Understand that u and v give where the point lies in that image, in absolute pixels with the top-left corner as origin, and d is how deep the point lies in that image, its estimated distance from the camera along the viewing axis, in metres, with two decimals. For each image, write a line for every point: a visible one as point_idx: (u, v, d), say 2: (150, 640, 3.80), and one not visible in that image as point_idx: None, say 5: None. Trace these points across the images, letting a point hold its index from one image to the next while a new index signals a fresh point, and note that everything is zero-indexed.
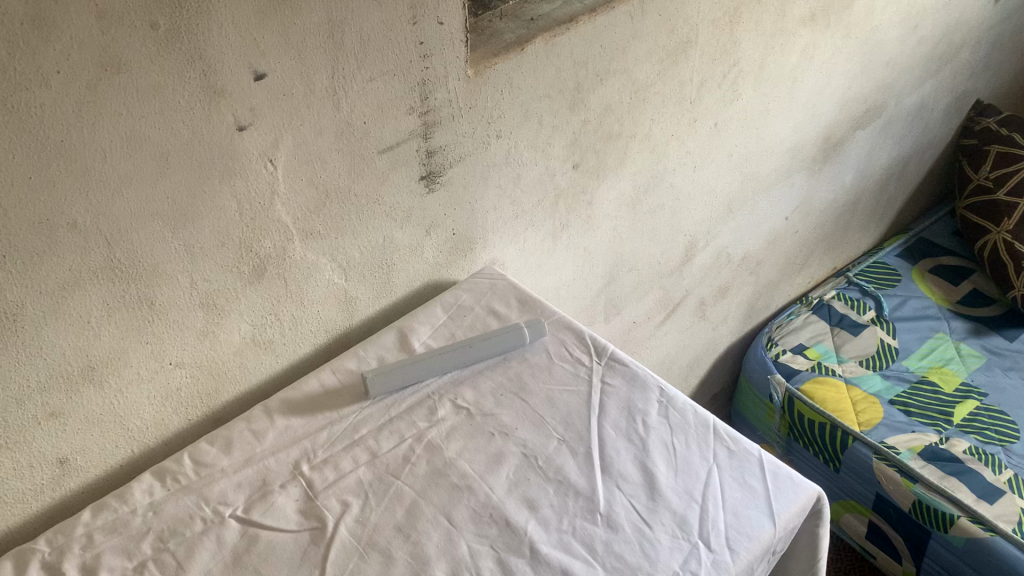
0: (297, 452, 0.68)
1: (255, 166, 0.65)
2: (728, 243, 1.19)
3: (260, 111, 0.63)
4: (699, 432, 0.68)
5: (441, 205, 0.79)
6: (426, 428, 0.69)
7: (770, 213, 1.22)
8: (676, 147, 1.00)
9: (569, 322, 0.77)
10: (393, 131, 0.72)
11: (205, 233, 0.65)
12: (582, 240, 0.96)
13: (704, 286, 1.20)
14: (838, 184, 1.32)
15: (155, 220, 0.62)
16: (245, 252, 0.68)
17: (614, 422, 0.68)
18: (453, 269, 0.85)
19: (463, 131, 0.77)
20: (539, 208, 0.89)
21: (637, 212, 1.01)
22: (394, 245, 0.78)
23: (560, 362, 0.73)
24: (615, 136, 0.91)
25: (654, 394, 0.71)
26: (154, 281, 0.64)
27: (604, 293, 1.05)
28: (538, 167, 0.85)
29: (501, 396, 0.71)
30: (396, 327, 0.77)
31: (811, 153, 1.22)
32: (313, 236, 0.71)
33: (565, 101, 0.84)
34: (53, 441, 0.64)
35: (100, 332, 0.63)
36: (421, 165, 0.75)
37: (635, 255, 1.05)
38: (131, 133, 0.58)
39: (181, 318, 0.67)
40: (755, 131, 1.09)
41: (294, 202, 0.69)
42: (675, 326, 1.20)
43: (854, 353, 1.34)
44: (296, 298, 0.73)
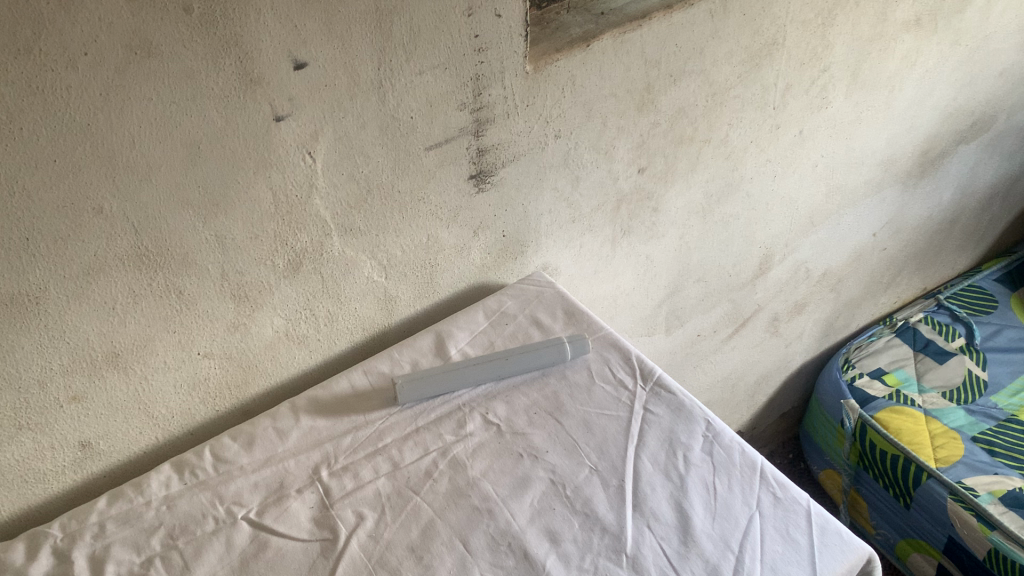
0: (318, 455, 0.65)
1: (293, 158, 0.62)
2: (807, 257, 1.11)
3: (299, 102, 0.60)
4: (744, 474, 0.62)
5: (491, 206, 0.75)
6: (452, 443, 0.65)
7: (856, 227, 1.14)
8: (755, 154, 0.93)
9: (616, 340, 0.72)
10: (443, 126, 0.68)
11: (237, 223, 0.62)
12: (644, 248, 0.91)
13: (778, 302, 1.13)
14: (935, 201, 1.23)
15: (185, 210, 0.60)
16: (279, 245, 0.65)
17: (652, 455, 0.64)
18: (502, 272, 0.81)
19: (519, 129, 0.72)
20: (598, 213, 0.84)
21: (708, 221, 0.95)
22: (439, 245, 0.74)
23: (601, 383, 0.69)
24: (687, 140, 0.85)
25: (699, 427, 0.66)
26: (183, 270, 0.62)
27: (667, 303, 0.99)
28: (600, 169, 0.81)
29: (535, 415, 0.67)
30: (434, 330, 0.74)
31: (906, 166, 1.13)
32: (352, 232, 0.69)
33: (634, 102, 0.78)
34: (75, 425, 0.64)
35: (127, 319, 0.62)
36: (471, 163, 0.72)
37: (704, 265, 0.99)
38: (161, 119, 0.55)
39: (210, 309, 0.65)
40: (843, 140, 1.01)
41: (333, 196, 0.66)
42: (743, 341, 1.14)
43: (937, 383, 1.25)
44: (332, 294, 0.71)
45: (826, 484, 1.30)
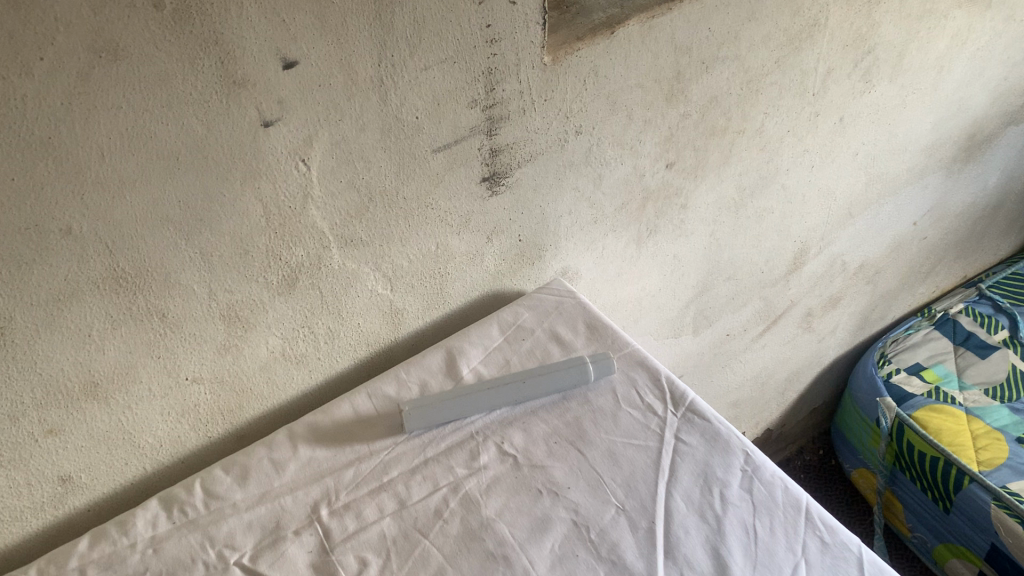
0: (318, 491, 0.59)
1: (285, 166, 0.56)
2: (844, 250, 1.04)
3: (290, 104, 0.53)
4: (787, 516, 0.56)
5: (506, 209, 0.69)
6: (464, 477, 0.59)
7: (896, 217, 1.07)
8: (792, 144, 0.86)
9: (644, 358, 0.66)
10: (451, 126, 0.61)
11: (225, 239, 0.56)
12: (672, 248, 0.84)
13: (812, 297, 1.06)
14: (980, 186, 1.15)
15: (165, 227, 0.53)
16: (272, 260, 0.59)
17: (685, 492, 0.58)
18: (519, 279, 0.75)
19: (536, 126, 0.66)
20: (622, 213, 0.77)
21: (740, 216, 0.87)
22: (449, 253, 0.68)
23: (628, 408, 0.63)
24: (720, 131, 0.78)
25: (737, 460, 0.59)
26: (165, 291, 0.56)
27: (695, 303, 0.92)
28: (624, 166, 0.74)
29: (555, 445, 0.61)
30: (444, 346, 0.68)
31: (951, 151, 1.05)
32: (353, 243, 0.62)
33: (662, 92, 0.71)
34: (52, 459, 0.58)
35: (105, 346, 0.56)
36: (483, 165, 0.65)
37: (735, 263, 0.92)
38: (133, 129, 0.49)
39: (198, 331, 0.59)
40: (886, 126, 0.94)
41: (331, 206, 0.59)
42: (775, 338, 1.07)
43: (979, 379, 1.18)
44: (332, 310, 0.65)
45: (859, 484, 1.24)
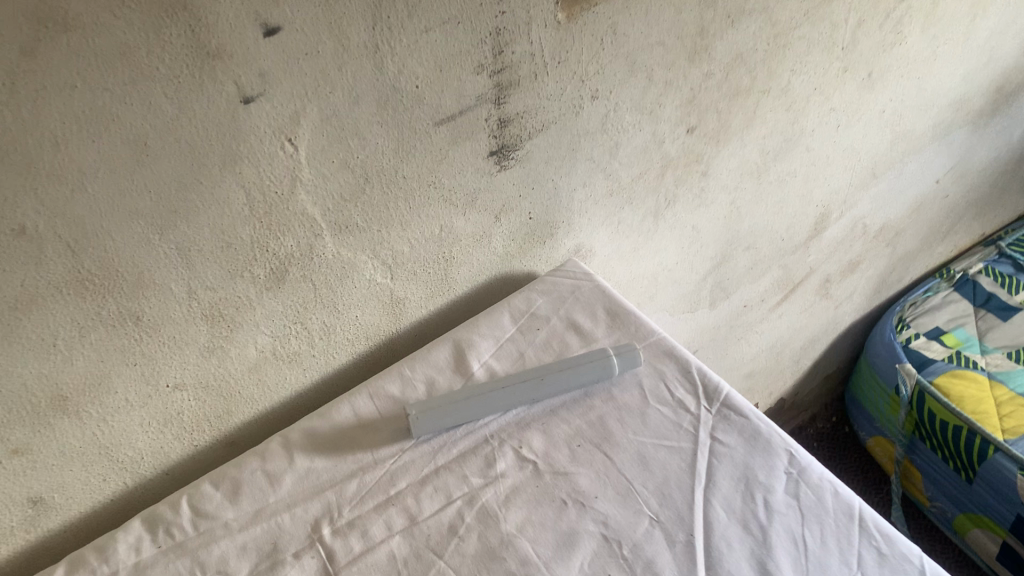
0: (318, 507, 0.53)
1: (269, 147, 0.49)
2: (865, 213, 0.98)
3: (273, 77, 0.46)
4: (839, 524, 0.51)
5: (515, 185, 0.62)
6: (480, 487, 0.54)
7: (919, 175, 1.01)
8: (819, 103, 0.79)
9: (672, 348, 0.60)
10: (456, 96, 0.54)
11: (204, 232, 0.49)
12: (691, 218, 0.78)
13: (831, 263, 1.01)
14: (1005, 140, 1.09)
15: (135, 221, 0.46)
16: (257, 252, 0.52)
17: (726, 500, 0.52)
18: (529, 259, 0.68)
19: (548, 92, 0.59)
20: (640, 182, 0.71)
21: (762, 182, 0.81)
22: (453, 235, 0.62)
23: (657, 405, 0.57)
24: (744, 92, 0.71)
25: (780, 462, 0.54)
26: (139, 292, 0.49)
27: (712, 275, 0.86)
28: (642, 133, 0.67)
29: (579, 448, 0.55)
30: (451, 338, 0.62)
31: (979, 104, 0.99)
32: (348, 230, 0.56)
33: (684, 51, 0.64)
34: (19, 481, 0.51)
35: (73, 356, 0.49)
36: (491, 138, 0.58)
37: (755, 231, 0.86)
38: (92, 111, 0.42)
39: (178, 334, 0.53)
40: (915, 81, 0.87)
41: (323, 189, 0.53)
42: (792, 307, 1.02)
43: (1001, 342, 1.12)
44: (327, 303, 0.58)
45: (875, 453, 1.20)
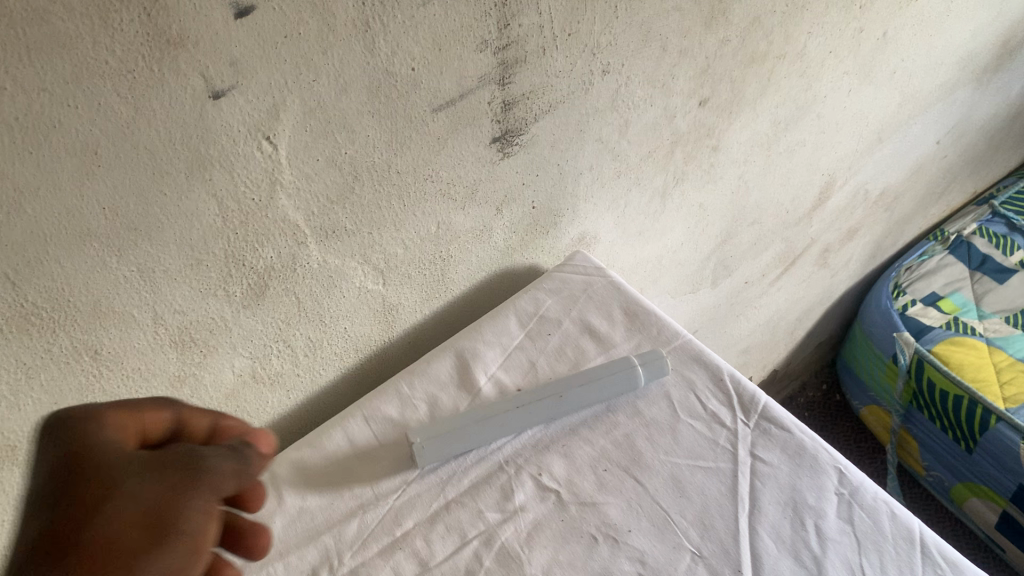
0: (315, 554, 0.47)
1: (244, 149, 0.41)
2: (868, 178, 0.93)
3: (246, 67, 0.38)
4: (899, 552, 0.46)
5: (518, 172, 0.55)
6: (498, 524, 0.47)
7: (922, 137, 0.95)
8: (833, 66, 0.73)
9: (700, 354, 0.55)
10: (456, 77, 0.47)
11: (170, 250, 0.42)
12: (698, 196, 0.71)
13: (831, 232, 0.95)
14: (1004, 96, 1.04)
15: (87, 244, 0.38)
16: (233, 267, 0.45)
17: (774, 529, 0.46)
18: (531, 252, 0.62)
19: (557, 68, 0.52)
20: (649, 161, 0.64)
21: (771, 154, 0.75)
22: (452, 232, 0.55)
23: (688, 419, 0.51)
24: (759, 58, 0.65)
25: (829, 482, 0.49)
26: (95, 324, 0.41)
27: (716, 254, 0.80)
28: (653, 108, 0.60)
29: (605, 473, 0.49)
30: (454, 348, 0.56)
31: (984, 60, 0.93)
32: (336, 235, 0.48)
33: (701, 16, 0.57)
34: None
35: (21, 402, 0.41)
36: (495, 123, 0.51)
37: (761, 205, 0.80)
38: (28, 118, 0.33)
39: (144, 365, 0.45)
40: (927, 39, 0.81)
41: (307, 192, 0.45)
42: (791, 280, 0.97)
43: (998, 307, 1.09)
44: (313, 317, 0.51)
45: (869, 422, 1.17)
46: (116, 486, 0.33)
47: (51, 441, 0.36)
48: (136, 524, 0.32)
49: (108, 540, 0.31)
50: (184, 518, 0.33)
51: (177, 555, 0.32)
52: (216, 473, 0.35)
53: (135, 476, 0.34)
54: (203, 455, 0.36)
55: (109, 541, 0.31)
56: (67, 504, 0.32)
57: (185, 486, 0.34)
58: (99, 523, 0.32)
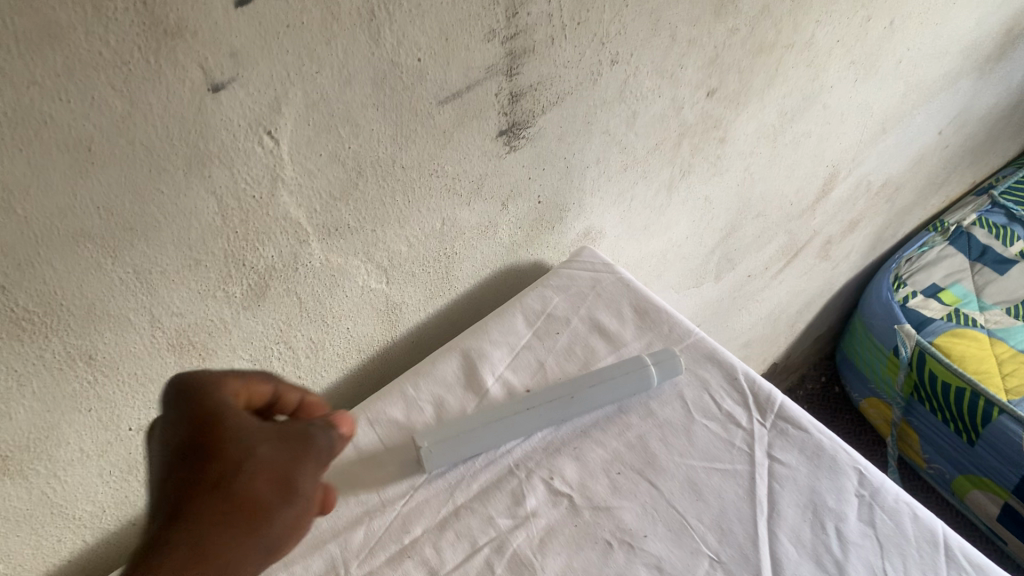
0: (320, 563, 0.45)
1: (245, 144, 0.39)
2: (871, 169, 0.92)
3: (247, 58, 0.36)
4: (923, 555, 0.44)
5: (525, 166, 0.54)
6: (509, 530, 0.45)
7: (924, 127, 0.94)
8: (840, 56, 0.71)
9: (713, 352, 0.54)
10: (463, 67, 0.45)
11: (168, 250, 0.40)
12: (703, 189, 0.70)
13: (833, 224, 0.94)
14: (1006, 85, 1.03)
15: (81, 244, 0.36)
16: (233, 267, 0.43)
17: (794, 532, 0.45)
18: (537, 247, 0.60)
19: (566, 59, 0.50)
20: (656, 154, 0.62)
21: (777, 145, 0.74)
22: (457, 229, 0.53)
23: (703, 420, 0.50)
24: (768, 48, 0.63)
25: (849, 483, 0.47)
26: (90, 328, 0.40)
27: (721, 248, 0.79)
28: (661, 99, 0.59)
29: (618, 476, 0.48)
30: (460, 348, 0.54)
31: (988, 49, 0.92)
32: (339, 232, 0.47)
33: (711, 5, 0.56)
34: None
35: (12, 410, 0.39)
36: (502, 115, 0.49)
37: (765, 197, 0.79)
38: (18, 112, 0.31)
39: (141, 370, 0.43)
40: (933, 28, 0.80)
41: (310, 188, 0.43)
42: (793, 273, 0.96)
43: (999, 298, 1.09)
44: (315, 317, 0.49)
45: (869, 414, 1.16)
46: (239, 451, 0.35)
47: (169, 401, 0.38)
48: (261, 487, 0.35)
49: (239, 502, 0.34)
50: (299, 487, 0.36)
51: (292, 516, 0.36)
52: (323, 445, 0.38)
53: (256, 440, 0.36)
54: (310, 428, 0.38)
55: (240, 503, 0.34)
56: (197, 464, 0.35)
57: (299, 457, 0.37)
58: (232, 484, 0.35)
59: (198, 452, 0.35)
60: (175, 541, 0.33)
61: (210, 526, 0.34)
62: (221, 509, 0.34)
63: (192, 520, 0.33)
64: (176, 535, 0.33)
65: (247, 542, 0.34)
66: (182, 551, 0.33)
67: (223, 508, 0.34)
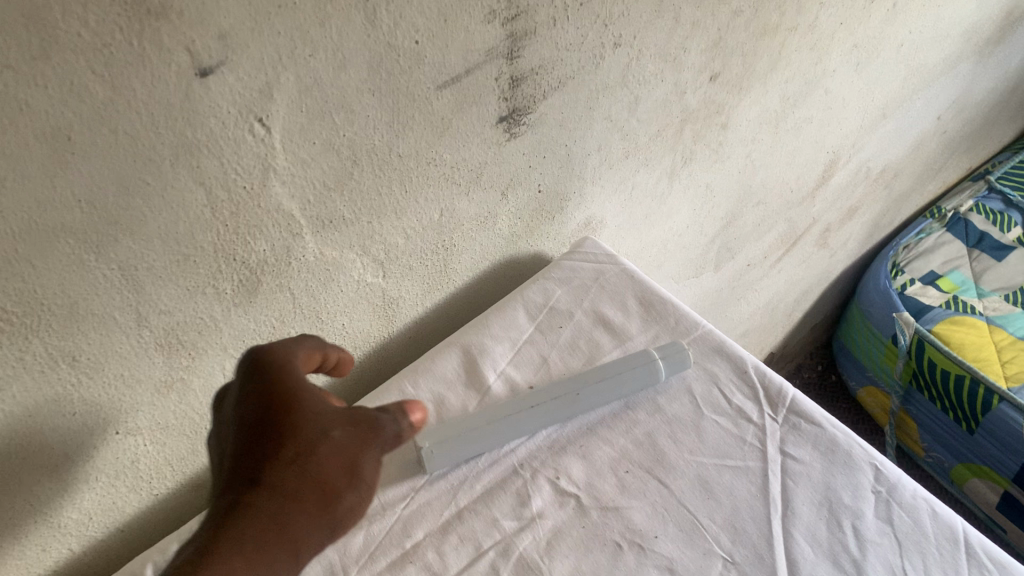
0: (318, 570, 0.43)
1: (235, 132, 0.37)
2: (871, 155, 0.90)
3: (237, 41, 0.34)
4: (943, 552, 0.43)
5: (525, 154, 0.52)
6: (515, 533, 0.44)
7: (923, 112, 0.93)
8: (843, 39, 0.70)
9: (722, 345, 0.52)
10: (463, 51, 0.43)
11: (154, 244, 0.38)
12: (705, 176, 0.68)
13: (832, 212, 0.93)
14: (1003, 69, 1.02)
15: (62, 239, 0.34)
16: (223, 262, 0.41)
17: (809, 531, 0.43)
18: (536, 238, 0.58)
19: (568, 41, 0.48)
20: (657, 141, 0.61)
21: (779, 131, 0.72)
22: (455, 220, 0.51)
23: (713, 415, 0.48)
24: (771, 30, 0.61)
25: (865, 479, 0.45)
26: (73, 327, 0.37)
27: (721, 236, 0.78)
28: (664, 84, 0.57)
29: (626, 475, 0.46)
30: (460, 343, 0.53)
31: (988, 32, 0.91)
32: (333, 225, 0.45)
33: None
34: None
35: None
36: (502, 101, 0.47)
37: (766, 185, 0.77)
38: None
39: (128, 371, 0.41)
40: (935, 10, 0.78)
41: (304, 178, 0.41)
42: (791, 261, 0.94)
43: (997, 285, 1.07)
44: (309, 314, 0.47)
45: (867, 403, 1.15)
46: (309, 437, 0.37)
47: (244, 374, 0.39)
48: (333, 472, 0.37)
49: (312, 484, 0.36)
50: (365, 473, 0.38)
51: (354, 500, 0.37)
52: (390, 433, 0.39)
53: (329, 423, 0.38)
54: (380, 416, 0.39)
55: (313, 485, 0.36)
56: (273, 443, 0.36)
57: (368, 444, 0.38)
58: (307, 464, 0.36)
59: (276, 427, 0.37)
60: (254, 510, 0.35)
61: (286, 502, 0.36)
62: (295, 488, 0.36)
63: (271, 491, 0.36)
64: (254, 502, 0.35)
65: (318, 521, 0.36)
66: (262, 521, 0.35)
67: (296, 487, 0.36)
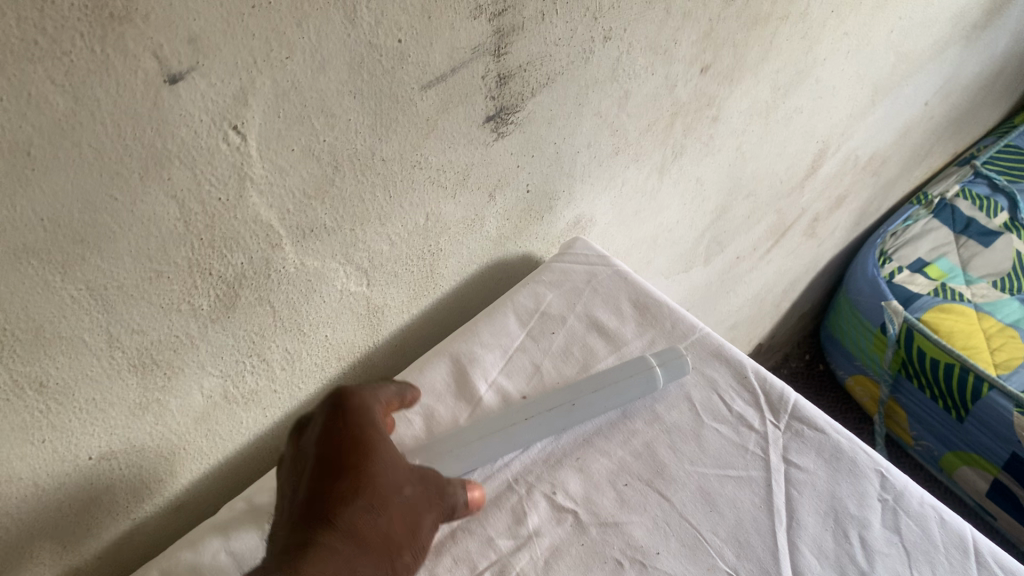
0: None
1: (208, 142, 0.35)
2: (860, 143, 0.89)
3: (209, 45, 0.32)
4: (953, 562, 0.40)
5: (512, 153, 0.50)
6: (511, 552, 0.42)
7: (912, 98, 0.92)
8: (834, 27, 0.68)
9: (721, 349, 0.50)
10: (448, 49, 0.41)
11: (124, 261, 0.35)
12: (695, 170, 0.67)
13: (821, 201, 0.91)
14: (990, 53, 1.01)
15: (23, 260, 0.32)
16: (199, 277, 0.39)
17: (815, 543, 0.41)
18: (525, 239, 0.56)
19: (557, 36, 0.46)
20: (647, 136, 0.59)
21: (769, 121, 0.70)
22: (441, 224, 0.49)
23: (714, 423, 0.47)
24: (763, 19, 0.60)
25: (871, 487, 0.44)
26: (40, 351, 0.35)
27: (711, 230, 0.76)
28: (655, 77, 0.55)
29: (625, 489, 0.44)
30: (449, 353, 0.51)
31: (976, 16, 0.90)
32: (314, 234, 0.42)
33: None
34: None
35: None
36: (489, 100, 0.45)
37: (756, 176, 0.75)
38: None
39: (101, 395, 0.39)
40: None
41: (283, 188, 0.39)
42: (780, 252, 0.93)
43: (985, 271, 1.07)
44: (291, 327, 0.45)
45: (856, 392, 1.15)
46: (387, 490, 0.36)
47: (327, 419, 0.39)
48: (398, 528, 0.36)
49: (379, 536, 0.35)
50: (424, 537, 0.37)
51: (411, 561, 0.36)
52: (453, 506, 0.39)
53: (403, 483, 0.37)
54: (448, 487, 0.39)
55: (378, 537, 0.35)
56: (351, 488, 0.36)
57: (430, 511, 0.38)
58: (381, 514, 0.36)
59: (352, 469, 0.36)
60: (326, 553, 0.34)
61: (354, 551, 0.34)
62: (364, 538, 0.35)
63: (344, 534, 0.35)
64: (329, 543, 0.34)
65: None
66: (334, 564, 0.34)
67: (363, 538, 0.35)
